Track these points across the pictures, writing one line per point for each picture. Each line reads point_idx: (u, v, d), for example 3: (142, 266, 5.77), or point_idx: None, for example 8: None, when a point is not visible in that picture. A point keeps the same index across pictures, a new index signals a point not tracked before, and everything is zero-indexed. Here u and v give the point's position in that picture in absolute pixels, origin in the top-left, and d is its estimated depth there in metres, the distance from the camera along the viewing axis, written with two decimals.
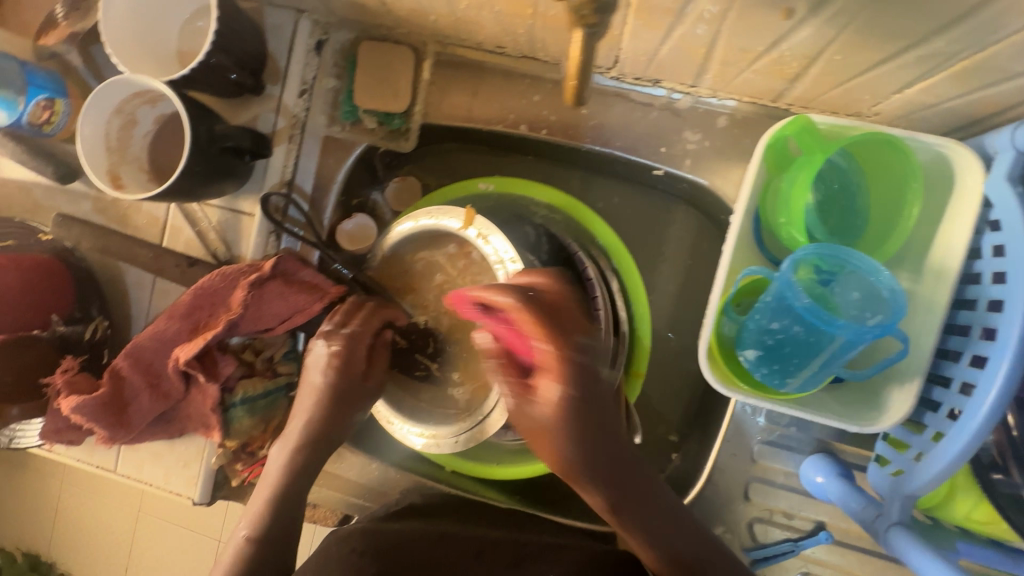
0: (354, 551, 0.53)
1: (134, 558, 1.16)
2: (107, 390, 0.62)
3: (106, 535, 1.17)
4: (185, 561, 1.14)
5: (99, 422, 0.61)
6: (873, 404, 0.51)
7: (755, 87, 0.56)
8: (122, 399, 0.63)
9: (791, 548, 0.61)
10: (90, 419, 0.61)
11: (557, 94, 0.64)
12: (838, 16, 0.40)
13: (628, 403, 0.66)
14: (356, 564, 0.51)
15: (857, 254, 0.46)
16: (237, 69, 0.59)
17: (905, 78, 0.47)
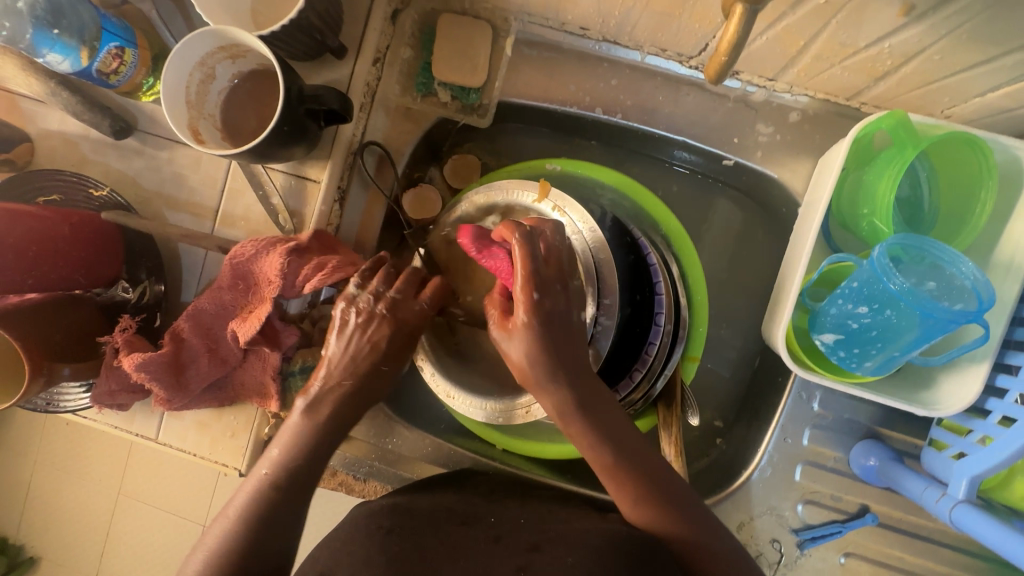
0: (381, 528, 0.53)
1: (112, 542, 1.13)
2: (169, 350, 0.59)
3: (84, 516, 1.13)
4: (169, 545, 1.11)
5: (160, 382, 0.59)
6: (937, 388, 0.54)
7: (837, 83, 0.57)
8: (181, 361, 0.60)
9: (839, 528, 0.64)
10: (151, 379, 0.58)
11: (634, 78, 0.66)
12: (955, 16, 0.42)
13: (683, 384, 0.68)
14: (385, 541, 0.51)
15: (943, 246, 0.48)
16: (322, 30, 0.58)
17: (991, 83, 0.49)
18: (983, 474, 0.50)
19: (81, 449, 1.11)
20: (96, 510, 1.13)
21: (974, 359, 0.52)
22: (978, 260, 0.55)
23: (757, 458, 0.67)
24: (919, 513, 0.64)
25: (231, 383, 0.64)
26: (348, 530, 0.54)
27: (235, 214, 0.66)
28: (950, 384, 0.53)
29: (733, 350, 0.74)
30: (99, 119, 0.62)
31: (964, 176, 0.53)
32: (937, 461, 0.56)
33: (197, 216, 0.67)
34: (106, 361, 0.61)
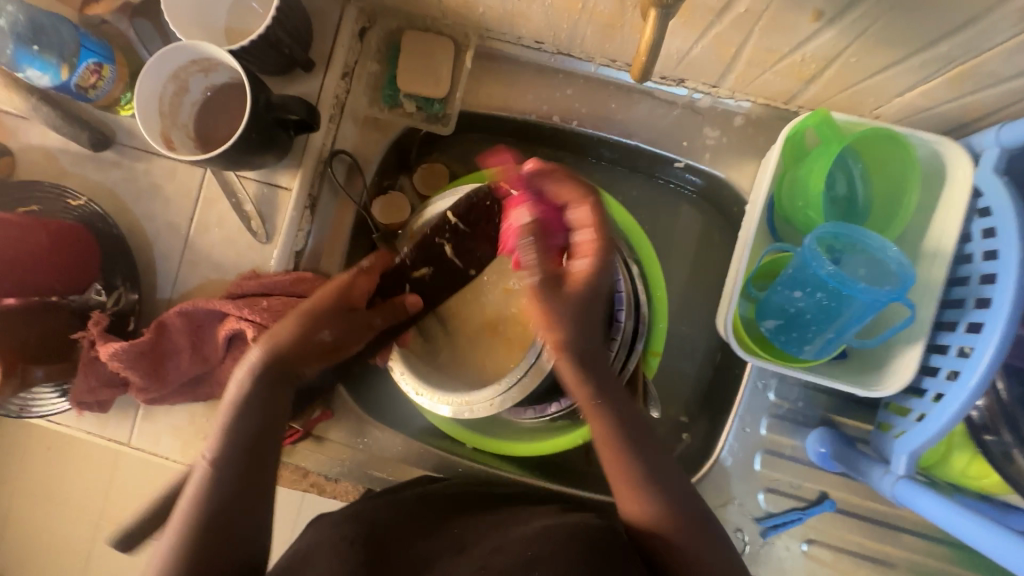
0: (343, 539, 0.52)
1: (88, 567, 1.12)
2: (148, 339, 0.62)
3: (58, 542, 1.12)
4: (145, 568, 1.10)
5: (135, 370, 0.62)
6: (877, 370, 0.57)
7: (772, 88, 0.61)
8: (163, 352, 0.64)
9: (800, 516, 0.65)
10: (129, 366, 0.61)
11: (588, 88, 0.70)
12: (861, 20, 0.46)
13: (645, 378, 0.70)
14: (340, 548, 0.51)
15: (869, 233, 0.52)
16: (291, 45, 0.61)
17: (907, 83, 0.53)
18: (920, 450, 0.53)
19: (59, 474, 1.10)
20: (71, 535, 1.11)
21: (907, 342, 0.55)
22: (909, 248, 0.58)
23: (718, 448, 0.68)
24: (876, 498, 0.66)
25: (208, 380, 0.67)
26: (309, 545, 0.53)
27: (209, 221, 0.68)
28: (888, 366, 0.56)
29: (696, 347, 0.76)
30: (78, 132, 0.65)
31: (892, 171, 0.57)
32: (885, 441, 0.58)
33: (173, 224, 0.69)
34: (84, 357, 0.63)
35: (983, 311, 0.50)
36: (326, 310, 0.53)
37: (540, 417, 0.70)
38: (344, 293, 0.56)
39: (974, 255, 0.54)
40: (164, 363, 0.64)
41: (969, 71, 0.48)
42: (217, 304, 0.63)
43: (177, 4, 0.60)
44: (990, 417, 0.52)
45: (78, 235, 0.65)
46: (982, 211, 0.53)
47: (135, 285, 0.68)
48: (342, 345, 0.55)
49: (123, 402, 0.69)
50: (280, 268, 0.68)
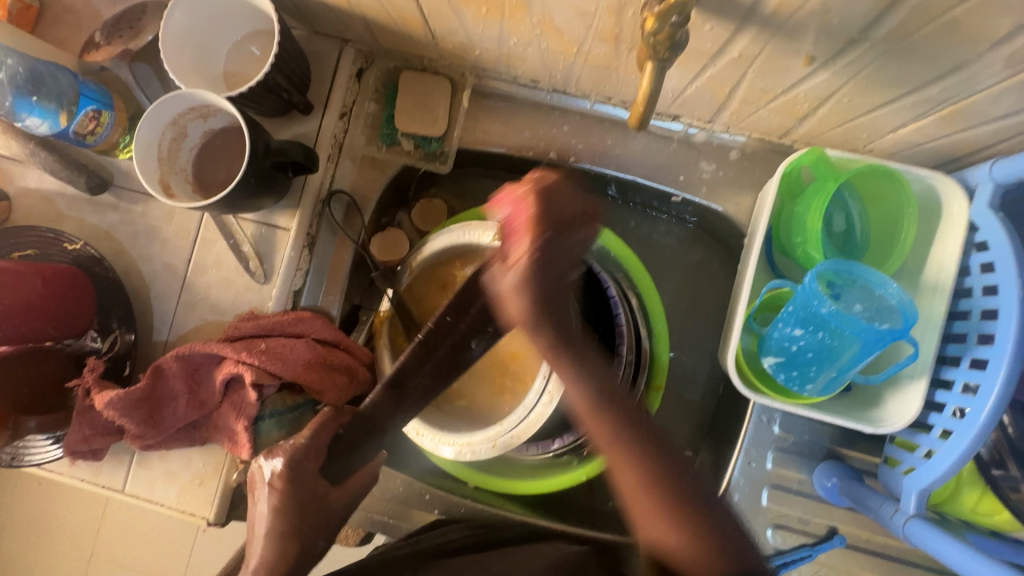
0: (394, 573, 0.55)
1: None
2: (144, 386, 0.61)
3: None
4: None
5: (131, 419, 0.61)
6: (882, 406, 0.57)
7: (766, 124, 0.62)
8: (158, 399, 0.63)
9: (810, 553, 0.64)
10: (123, 415, 0.60)
11: (584, 124, 0.70)
12: (852, 65, 0.47)
13: (648, 413, 0.70)
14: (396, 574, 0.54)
15: (870, 271, 0.52)
16: (289, 90, 0.62)
17: (899, 121, 0.53)
18: (931, 488, 0.52)
19: (52, 512, 1.07)
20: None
21: (911, 376, 0.54)
22: (909, 282, 0.58)
23: (724, 483, 0.68)
24: (885, 533, 0.65)
25: (206, 425, 0.66)
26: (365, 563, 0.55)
27: (207, 262, 0.68)
28: (893, 401, 0.56)
29: (699, 378, 0.75)
30: (76, 176, 0.65)
31: (888, 205, 0.57)
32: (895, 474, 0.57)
33: (171, 265, 0.69)
34: (78, 405, 0.62)
35: (985, 348, 0.50)
36: (304, 521, 0.51)
37: (544, 453, 0.69)
38: (309, 490, 0.51)
39: (973, 290, 0.54)
40: (162, 408, 0.63)
41: (960, 111, 0.49)
42: (214, 348, 0.62)
43: (174, 50, 0.60)
44: (998, 451, 0.53)
45: (73, 278, 0.64)
46: (979, 245, 0.54)
47: (130, 326, 0.67)
48: (341, 526, 0.53)
49: (118, 447, 0.68)
50: (278, 309, 0.68)
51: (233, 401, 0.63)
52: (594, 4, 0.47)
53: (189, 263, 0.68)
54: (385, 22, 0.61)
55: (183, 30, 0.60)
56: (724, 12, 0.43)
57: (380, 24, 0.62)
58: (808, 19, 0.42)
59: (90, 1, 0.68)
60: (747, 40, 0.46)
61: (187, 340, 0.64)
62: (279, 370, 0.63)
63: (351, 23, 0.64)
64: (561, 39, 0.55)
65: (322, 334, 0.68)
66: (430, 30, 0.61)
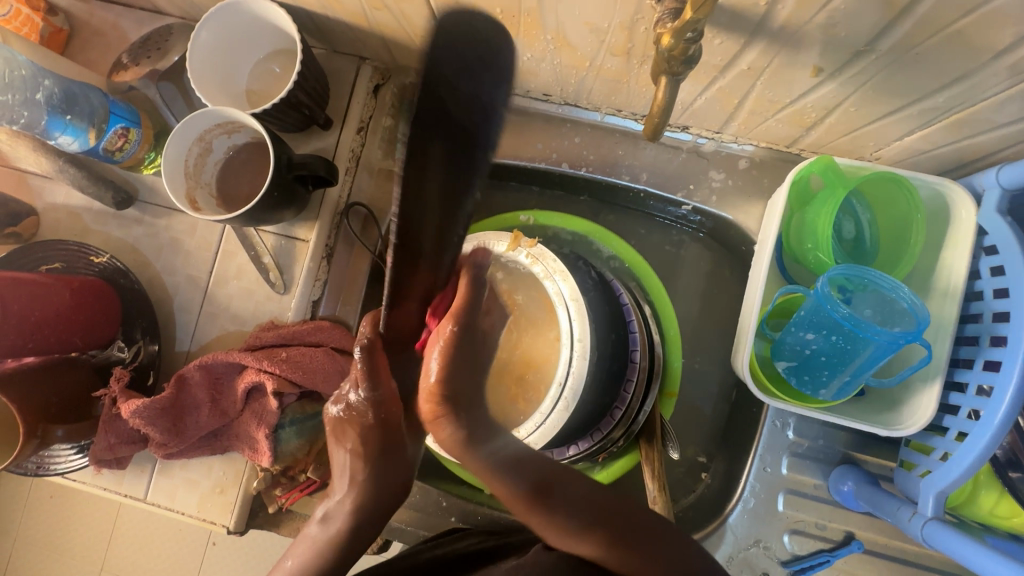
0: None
1: None
2: (168, 395, 0.63)
3: None
4: None
5: (156, 427, 0.62)
6: (897, 409, 0.57)
7: (775, 134, 0.63)
8: (182, 407, 0.64)
9: (828, 558, 0.64)
10: (148, 423, 0.62)
11: (595, 136, 0.72)
12: (858, 76, 0.48)
13: (662, 419, 0.71)
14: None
15: (883, 276, 0.53)
16: (309, 105, 0.65)
17: (906, 128, 0.55)
18: (947, 490, 0.52)
19: (66, 526, 1.08)
20: None
21: (925, 379, 0.55)
22: (920, 286, 0.59)
23: (738, 489, 0.68)
24: (903, 538, 0.65)
25: (227, 434, 0.67)
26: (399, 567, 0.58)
27: (228, 274, 0.70)
28: (908, 404, 0.56)
29: (711, 385, 0.76)
30: (104, 192, 0.67)
31: (896, 212, 0.59)
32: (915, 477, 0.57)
33: (193, 277, 0.70)
34: (104, 415, 0.63)
35: (999, 350, 0.51)
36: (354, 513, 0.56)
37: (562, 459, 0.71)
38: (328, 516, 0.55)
39: (984, 293, 0.54)
40: (185, 417, 0.65)
41: (965, 118, 0.50)
42: (235, 357, 0.64)
43: (201, 70, 0.62)
44: (1013, 453, 0.52)
45: (99, 290, 0.65)
46: (989, 249, 0.54)
47: (152, 337, 0.69)
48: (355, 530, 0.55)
49: (140, 456, 0.69)
50: (298, 319, 0.69)
51: (253, 409, 0.65)
52: (607, 20, 0.49)
53: (212, 275, 0.70)
54: (403, 39, 0.64)
55: (208, 50, 0.62)
56: (733, 27, 0.45)
57: (398, 41, 0.64)
58: (815, 31, 0.43)
59: (119, 24, 0.71)
60: (756, 52, 0.48)
61: (209, 350, 0.66)
62: (299, 378, 0.64)
63: (369, 41, 0.66)
64: (573, 54, 0.56)
65: (342, 345, 0.69)
66: None
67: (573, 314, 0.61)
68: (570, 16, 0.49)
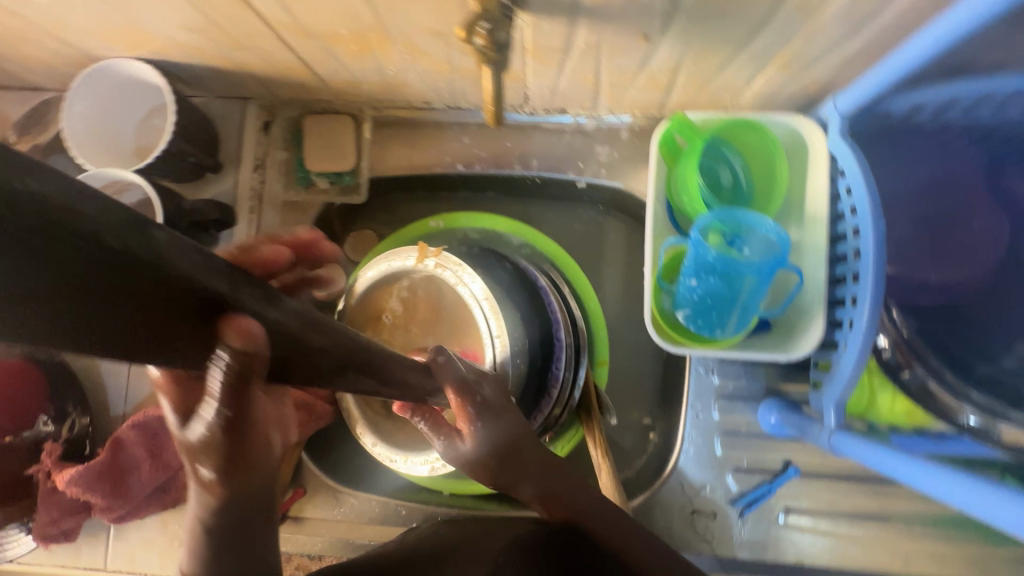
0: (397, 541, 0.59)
1: None
2: (103, 460, 0.63)
3: None
4: None
5: (95, 492, 0.63)
6: (796, 335, 0.60)
7: (642, 101, 0.67)
8: (120, 468, 0.65)
9: (768, 488, 0.68)
10: (87, 490, 0.63)
11: (483, 133, 0.75)
12: (681, 35, 0.52)
13: (597, 389, 0.74)
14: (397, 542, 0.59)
15: (754, 214, 0.57)
16: (196, 153, 0.67)
17: (747, 75, 0.59)
18: (844, 399, 0.54)
19: None
20: None
21: (809, 307, 0.59)
22: (796, 217, 0.62)
23: (680, 439, 0.71)
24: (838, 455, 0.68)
25: (175, 485, 0.68)
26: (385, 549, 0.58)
27: None
28: (801, 329, 0.60)
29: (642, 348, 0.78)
30: None
31: (761, 154, 0.62)
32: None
33: None
34: (43, 491, 0.64)
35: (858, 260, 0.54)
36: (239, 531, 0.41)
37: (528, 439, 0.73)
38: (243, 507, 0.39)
39: (845, 211, 0.58)
40: (126, 477, 0.65)
41: (790, 56, 0.54)
42: None
43: (81, 137, 0.65)
44: (901, 355, 0.55)
45: (21, 371, 0.64)
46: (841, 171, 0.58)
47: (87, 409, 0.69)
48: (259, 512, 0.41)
49: (92, 525, 0.69)
50: None
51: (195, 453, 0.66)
52: (444, 24, 0.51)
53: None
54: (274, 74, 0.66)
55: (84, 118, 0.64)
56: (552, 11, 0.48)
57: (271, 77, 0.66)
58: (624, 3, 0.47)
59: None
60: (584, 30, 0.51)
61: (143, 408, 0.67)
62: None
63: (245, 82, 0.68)
64: (431, 60, 0.59)
65: None
66: (316, 74, 0.65)
67: (485, 309, 0.62)
68: (410, 25, 0.52)
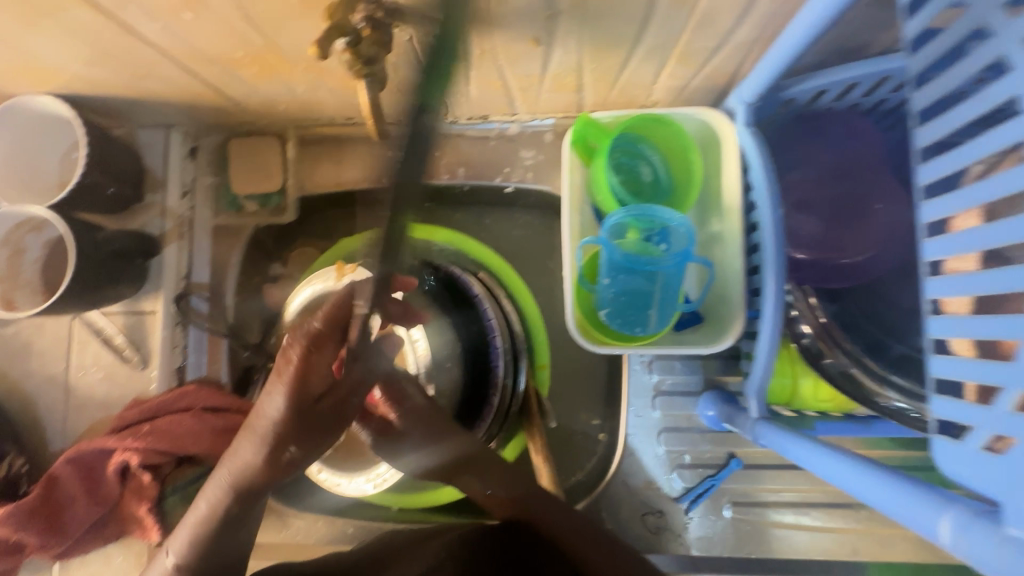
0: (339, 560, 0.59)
1: None
2: (36, 497, 0.63)
3: None
4: None
5: (30, 531, 0.63)
6: (722, 326, 0.61)
7: (557, 103, 0.67)
8: (55, 504, 0.64)
9: (712, 483, 0.67)
10: (21, 529, 0.62)
11: (410, 146, 0.75)
12: (570, 37, 0.52)
13: (538, 393, 0.74)
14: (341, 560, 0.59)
15: (665, 209, 0.56)
16: (113, 183, 0.67)
17: (651, 71, 0.59)
18: (764, 388, 0.54)
19: None
20: None
21: (733, 293, 0.60)
22: (713, 209, 0.63)
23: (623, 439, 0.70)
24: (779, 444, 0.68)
25: (115, 518, 0.67)
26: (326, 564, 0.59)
27: (85, 364, 0.71)
28: (723, 320, 0.61)
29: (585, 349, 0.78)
30: None
31: (675, 148, 0.62)
32: (949, 210, 0.36)
33: (49, 376, 0.71)
34: None
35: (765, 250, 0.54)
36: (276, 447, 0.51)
37: None
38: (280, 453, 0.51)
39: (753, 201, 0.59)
40: (61, 512, 0.64)
41: (685, 50, 0.54)
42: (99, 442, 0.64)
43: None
44: (819, 341, 0.54)
45: None
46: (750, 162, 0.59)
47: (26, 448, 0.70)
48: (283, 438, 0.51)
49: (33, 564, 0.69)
50: (162, 388, 0.71)
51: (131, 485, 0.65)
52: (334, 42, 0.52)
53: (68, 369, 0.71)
54: (189, 102, 0.66)
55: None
56: None
57: (186, 104, 0.67)
58: (501, 9, 0.47)
59: None
60: (472, 38, 0.51)
61: (76, 442, 0.66)
62: (166, 446, 0.64)
63: (163, 111, 0.68)
64: (336, 78, 0.60)
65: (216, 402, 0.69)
66: (231, 99, 0.65)
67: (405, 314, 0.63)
68: (303, 45, 0.52)
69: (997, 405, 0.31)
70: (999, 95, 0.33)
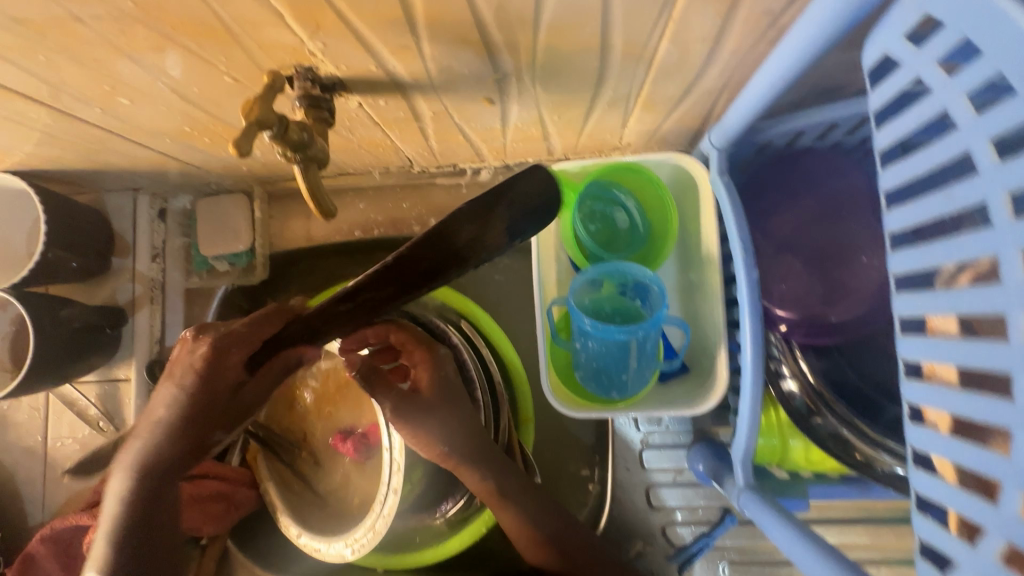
0: None
1: None
2: None
3: None
4: None
5: None
6: (706, 381, 0.57)
7: (526, 149, 0.64)
8: None
9: (705, 541, 0.64)
10: None
11: (380, 196, 0.73)
12: (525, 93, 0.49)
13: (523, 448, 0.71)
14: None
15: (637, 266, 0.54)
16: (78, 257, 0.66)
17: (618, 118, 0.56)
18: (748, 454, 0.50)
19: None
20: None
21: (715, 344, 0.56)
22: (692, 257, 0.60)
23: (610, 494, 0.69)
24: None
25: None
26: None
27: (62, 434, 0.71)
28: (709, 378, 0.56)
29: None
30: None
31: (648, 194, 0.59)
32: (925, 310, 0.32)
33: (28, 449, 0.71)
34: None
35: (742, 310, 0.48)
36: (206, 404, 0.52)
37: (452, 509, 0.70)
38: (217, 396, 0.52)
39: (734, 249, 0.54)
40: None
41: (650, 98, 0.51)
42: (75, 520, 0.63)
43: None
44: (809, 400, 0.51)
45: None
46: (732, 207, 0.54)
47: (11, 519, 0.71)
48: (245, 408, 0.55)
49: None
50: None
51: None
52: None
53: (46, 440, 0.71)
54: (150, 168, 0.65)
55: None
56: (378, 89, 0.46)
57: (147, 171, 0.65)
58: (447, 75, 0.44)
59: None
60: (423, 101, 0.49)
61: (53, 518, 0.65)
62: None
63: (127, 177, 0.67)
64: None
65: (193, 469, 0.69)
66: (191, 163, 0.64)
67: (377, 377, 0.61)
68: None
69: (980, 549, 0.28)
70: (967, 200, 0.28)
